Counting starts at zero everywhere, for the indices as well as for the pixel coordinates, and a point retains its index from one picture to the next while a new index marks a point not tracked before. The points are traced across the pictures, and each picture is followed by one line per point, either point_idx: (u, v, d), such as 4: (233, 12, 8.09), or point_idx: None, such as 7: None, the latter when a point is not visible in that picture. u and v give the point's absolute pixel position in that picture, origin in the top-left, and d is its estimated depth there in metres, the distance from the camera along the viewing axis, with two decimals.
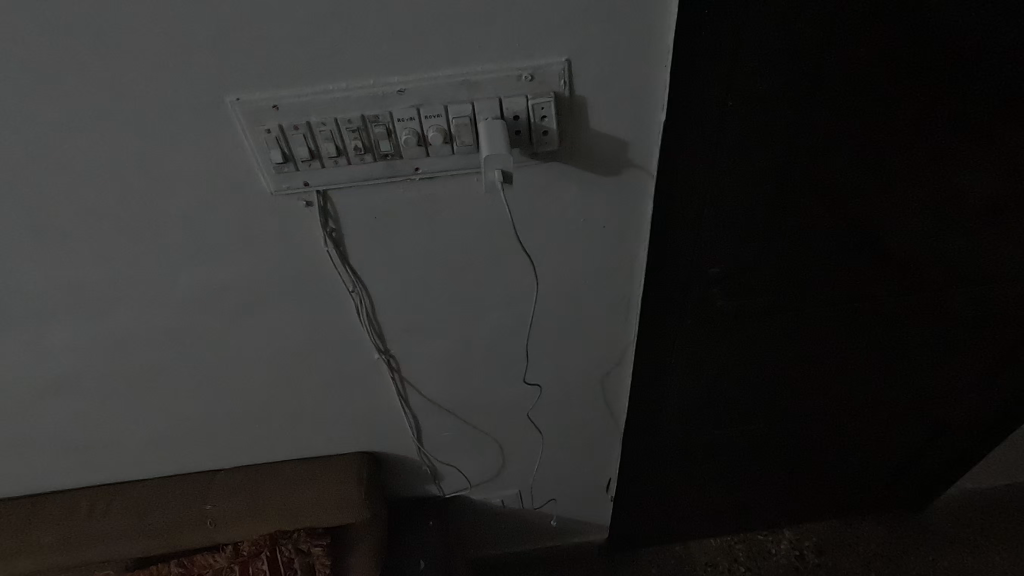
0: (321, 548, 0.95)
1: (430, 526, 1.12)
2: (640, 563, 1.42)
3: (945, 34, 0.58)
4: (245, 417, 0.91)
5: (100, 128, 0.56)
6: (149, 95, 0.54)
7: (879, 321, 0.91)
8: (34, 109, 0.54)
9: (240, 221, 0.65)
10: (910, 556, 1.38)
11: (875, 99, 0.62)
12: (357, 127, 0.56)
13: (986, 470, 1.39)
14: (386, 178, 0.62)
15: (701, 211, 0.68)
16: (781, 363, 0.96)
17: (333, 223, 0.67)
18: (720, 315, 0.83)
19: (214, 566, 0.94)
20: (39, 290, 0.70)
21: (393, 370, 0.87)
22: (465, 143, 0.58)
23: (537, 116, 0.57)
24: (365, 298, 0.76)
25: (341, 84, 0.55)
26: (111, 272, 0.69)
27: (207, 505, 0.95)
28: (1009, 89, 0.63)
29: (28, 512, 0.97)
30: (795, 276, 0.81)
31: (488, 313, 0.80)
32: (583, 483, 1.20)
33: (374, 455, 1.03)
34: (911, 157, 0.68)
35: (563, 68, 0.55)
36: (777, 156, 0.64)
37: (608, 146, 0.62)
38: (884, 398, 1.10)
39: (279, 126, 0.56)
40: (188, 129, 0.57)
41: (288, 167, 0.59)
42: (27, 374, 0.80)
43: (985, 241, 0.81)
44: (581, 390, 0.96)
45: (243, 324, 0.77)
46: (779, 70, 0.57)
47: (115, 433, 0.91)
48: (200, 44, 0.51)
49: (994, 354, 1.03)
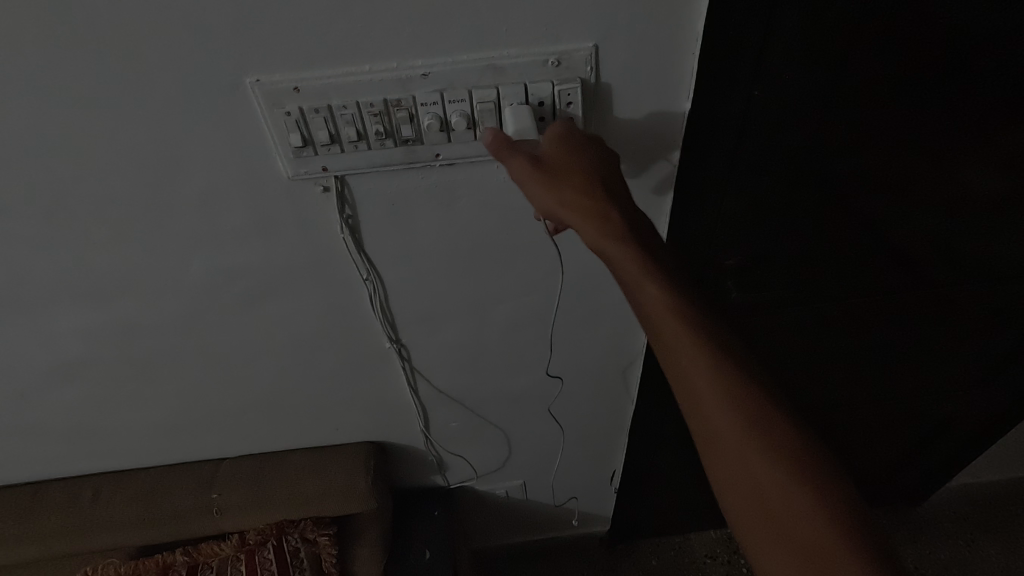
0: (327, 538, 0.97)
1: (435, 516, 1.12)
2: (638, 554, 1.43)
3: (965, 38, 0.57)
4: (253, 406, 0.91)
5: (115, 110, 0.55)
6: (167, 76, 0.53)
7: (884, 315, 0.91)
8: (43, 89, 0.53)
9: (255, 205, 0.64)
10: (905, 548, 1.40)
11: (893, 100, 0.61)
12: (379, 111, 0.55)
13: (985, 465, 1.40)
14: (405, 164, 0.61)
15: (720, 203, 0.68)
16: (790, 355, 0.96)
17: (349, 208, 0.66)
18: (732, 306, 0.83)
19: (220, 554, 0.95)
20: (43, 275, 0.68)
21: (404, 360, 0.86)
22: (488, 129, 0.57)
23: (563, 102, 0.56)
24: (378, 286, 0.75)
25: (364, 67, 0.54)
26: (122, 256, 0.67)
27: (213, 494, 0.94)
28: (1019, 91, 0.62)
29: (30, 500, 0.95)
30: (806, 269, 0.80)
31: (502, 302, 0.80)
32: (589, 474, 1.20)
33: (380, 444, 1.03)
34: (917, 156, 0.67)
35: (591, 53, 0.54)
36: (790, 150, 0.64)
37: (631, 135, 0.62)
38: (886, 391, 1.10)
39: (299, 109, 0.55)
40: (207, 113, 0.56)
41: (306, 151, 0.58)
42: (33, 359, 0.78)
43: (995, 240, 0.81)
44: (591, 379, 0.95)
45: (253, 311, 0.76)
46: (802, 61, 0.56)
47: (118, 420, 0.90)
48: (218, 23, 0.50)
49: (996, 352, 1.03)
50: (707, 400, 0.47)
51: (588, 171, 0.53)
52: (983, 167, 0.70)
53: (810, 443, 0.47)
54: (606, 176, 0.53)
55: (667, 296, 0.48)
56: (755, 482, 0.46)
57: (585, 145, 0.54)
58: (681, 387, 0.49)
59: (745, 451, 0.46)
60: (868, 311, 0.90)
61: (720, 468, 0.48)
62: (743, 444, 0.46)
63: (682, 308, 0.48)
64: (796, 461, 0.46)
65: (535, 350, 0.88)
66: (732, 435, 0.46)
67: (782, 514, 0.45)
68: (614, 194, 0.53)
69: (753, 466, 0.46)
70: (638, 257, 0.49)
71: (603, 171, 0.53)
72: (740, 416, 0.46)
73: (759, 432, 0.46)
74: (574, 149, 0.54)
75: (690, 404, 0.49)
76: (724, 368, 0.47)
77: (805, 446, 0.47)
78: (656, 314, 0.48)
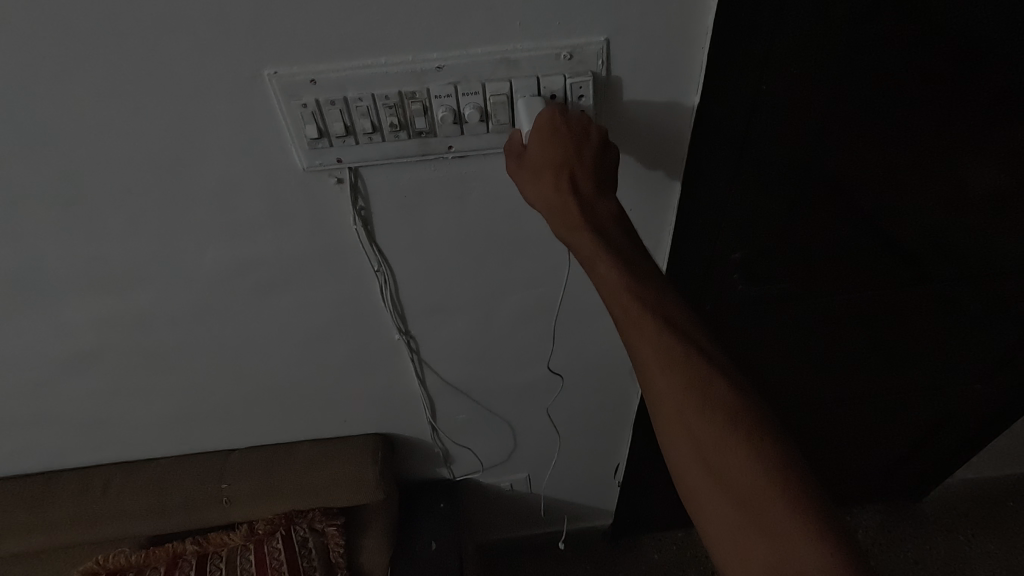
0: (335, 528, 0.98)
1: (440, 508, 1.13)
2: (641, 548, 1.44)
3: (971, 38, 0.58)
4: (262, 397, 0.92)
5: (134, 102, 0.56)
6: (187, 69, 0.54)
7: (887, 309, 0.92)
8: (64, 81, 0.54)
9: (271, 198, 0.65)
10: (905, 543, 1.41)
11: (900, 96, 0.61)
12: (394, 104, 0.57)
13: (986, 460, 1.41)
14: (418, 156, 0.62)
15: (727, 197, 0.69)
16: (792, 348, 0.97)
17: (362, 201, 0.67)
18: (737, 300, 0.84)
19: (229, 544, 0.96)
20: (60, 266, 0.69)
21: (412, 352, 0.87)
22: (501, 122, 0.58)
23: (575, 95, 0.57)
24: (389, 279, 0.76)
25: (380, 60, 0.55)
26: (137, 246, 0.68)
27: (223, 484, 0.95)
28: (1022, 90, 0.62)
29: (41, 490, 0.97)
30: (812, 263, 0.81)
31: (510, 295, 0.81)
32: (593, 468, 1.21)
33: (386, 436, 1.04)
34: (920, 154, 0.68)
35: (602, 47, 0.55)
36: (798, 146, 0.64)
37: (640, 129, 0.63)
38: (887, 387, 1.11)
39: (316, 101, 0.56)
40: (225, 106, 0.57)
41: (321, 143, 0.59)
42: (47, 350, 0.79)
43: (998, 237, 0.82)
44: (595, 373, 0.96)
45: (265, 302, 0.77)
46: (811, 55, 0.57)
47: (129, 411, 0.91)
48: (238, 18, 0.51)
49: (998, 348, 1.04)
50: (654, 374, 0.51)
51: (563, 157, 0.55)
52: (986, 166, 0.71)
53: (750, 411, 0.50)
54: (581, 161, 0.55)
55: (620, 275, 0.52)
56: (694, 442, 0.49)
57: (570, 125, 0.54)
58: (633, 356, 0.53)
59: (686, 416, 0.50)
60: (870, 306, 0.91)
61: (663, 432, 0.52)
62: (682, 407, 0.50)
63: (633, 285, 0.52)
64: (735, 431, 0.49)
65: (541, 343, 0.89)
66: (672, 402, 0.50)
67: (717, 469, 0.49)
68: (585, 179, 0.55)
69: (692, 431, 0.50)
70: (596, 241, 0.53)
71: (575, 160, 0.55)
72: (684, 387, 0.50)
73: (699, 403, 0.50)
74: (555, 132, 0.54)
75: (639, 372, 0.53)
76: (671, 341, 0.51)
77: (747, 415, 0.50)
78: (610, 294, 0.52)
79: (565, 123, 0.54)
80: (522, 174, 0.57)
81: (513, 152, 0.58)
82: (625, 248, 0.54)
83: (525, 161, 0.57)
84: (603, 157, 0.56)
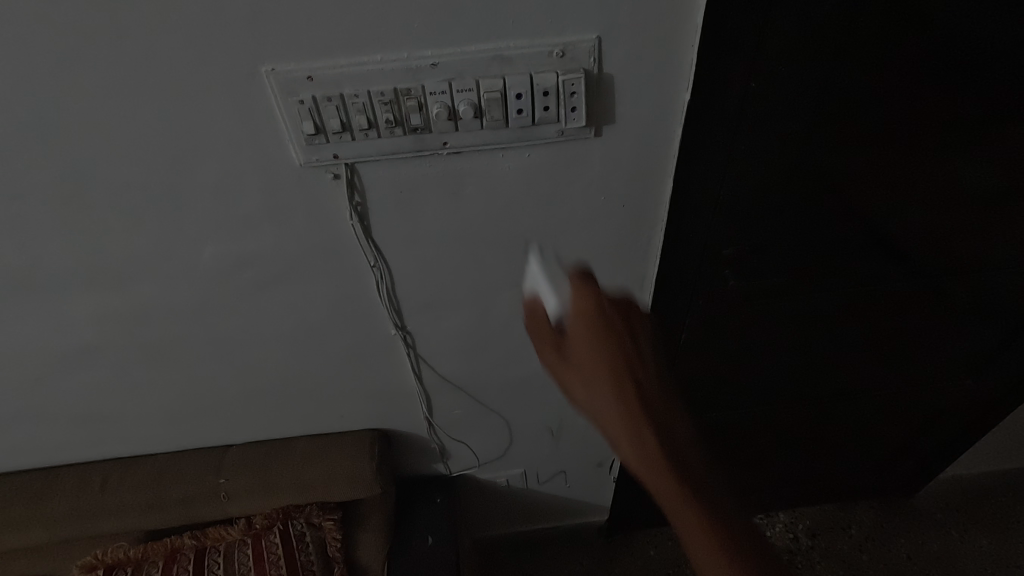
0: (332, 522, 0.98)
1: (436, 503, 1.14)
2: (637, 544, 1.45)
3: (957, 36, 0.59)
4: (260, 392, 0.93)
5: (134, 98, 0.57)
6: (185, 66, 0.55)
7: (880, 305, 0.93)
8: (65, 78, 0.55)
9: (268, 193, 0.66)
10: (898, 538, 1.43)
11: (887, 93, 0.63)
12: (390, 100, 0.57)
13: (977, 456, 1.42)
14: (414, 152, 0.63)
15: (718, 193, 0.70)
16: (786, 344, 0.98)
17: (358, 196, 0.68)
18: (730, 296, 0.85)
19: (228, 538, 0.97)
20: (60, 261, 0.70)
21: (408, 347, 0.88)
22: (495, 118, 0.59)
23: (567, 92, 0.58)
24: (385, 275, 0.77)
25: (376, 56, 0.56)
26: (136, 242, 0.69)
27: (222, 478, 0.96)
28: (1006, 86, 0.64)
29: (41, 485, 0.97)
30: (804, 259, 0.81)
31: (504, 290, 0.82)
32: (589, 464, 1.22)
33: (383, 432, 1.05)
34: (909, 150, 0.69)
35: (594, 45, 0.56)
36: (788, 142, 0.65)
37: (632, 125, 0.64)
38: (880, 384, 1.12)
39: (312, 97, 0.57)
40: (223, 102, 0.58)
41: (318, 139, 0.60)
42: (47, 345, 0.80)
43: (986, 233, 0.83)
44: None
45: (262, 298, 0.78)
46: (800, 53, 0.58)
47: (128, 406, 0.92)
48: (236, 15, 0.52)
49: (987, 343, 1.05)
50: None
51: (610, 332, 0.48)
52: (973, 162, 0.72)
53: None
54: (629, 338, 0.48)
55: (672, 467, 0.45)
56: None
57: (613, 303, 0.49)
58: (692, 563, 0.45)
59: None
60: (863, 303, 0.92)
61: None
62: None
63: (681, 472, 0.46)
64: None
65: (536, 339, 0.90)
66: None
67: None
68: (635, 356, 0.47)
69: None
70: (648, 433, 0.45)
71: (625, 337, 0.48)
72: None
73: None
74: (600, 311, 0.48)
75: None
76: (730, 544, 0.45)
77: None
78: (694, 542, 0.45)
79: (609, 316, 0.48)
80: (566, 371, 0.49)
81: (553, 344, 0.50)
82: (683, 443, 0.47)
83: (569, 360, 0.49)
84: (648, 337, 0.50)
